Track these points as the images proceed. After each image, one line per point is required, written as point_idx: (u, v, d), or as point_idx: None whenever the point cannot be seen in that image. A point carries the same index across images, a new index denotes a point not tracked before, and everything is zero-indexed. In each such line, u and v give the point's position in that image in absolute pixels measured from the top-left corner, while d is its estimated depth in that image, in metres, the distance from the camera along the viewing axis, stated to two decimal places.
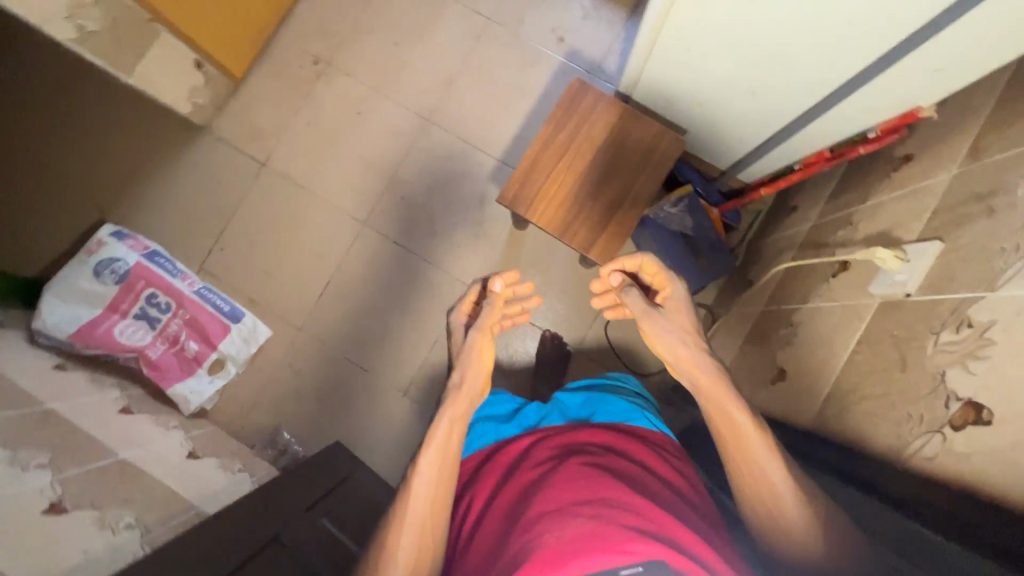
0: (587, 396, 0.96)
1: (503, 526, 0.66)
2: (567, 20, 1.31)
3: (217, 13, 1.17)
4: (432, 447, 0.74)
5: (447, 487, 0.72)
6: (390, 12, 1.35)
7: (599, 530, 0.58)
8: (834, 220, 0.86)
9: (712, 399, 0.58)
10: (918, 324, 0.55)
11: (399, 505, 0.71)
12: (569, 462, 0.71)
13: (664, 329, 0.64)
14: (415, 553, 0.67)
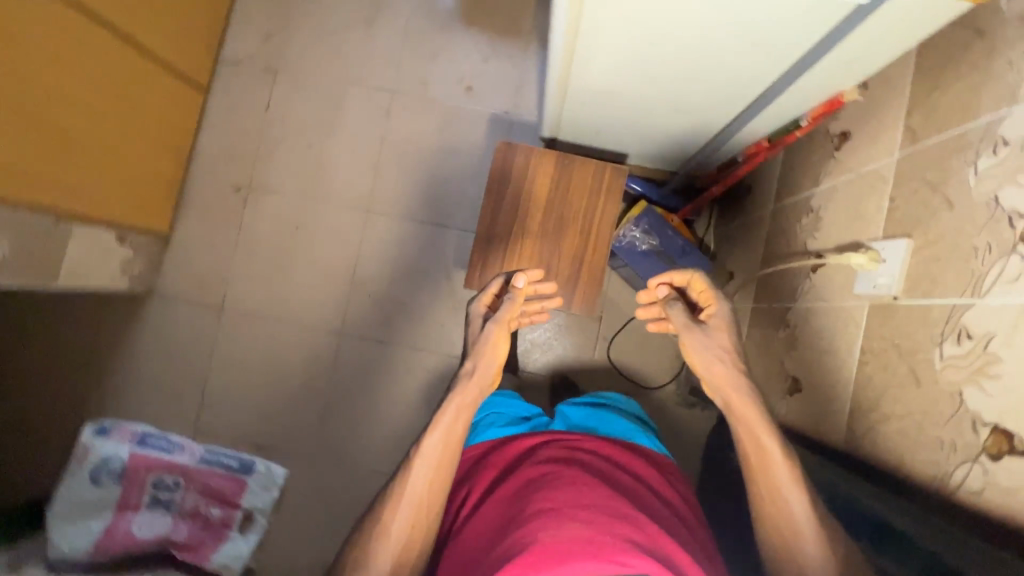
0: (590, 411, 0.98)
1: (502, 517, 0.69)
2: (469, 67, 1.28)
3: (122, 183, 1.12)
4: (439, 433, 0.77)
5: (440, 488, 0.75)
6: (294, 116, 1.31)
7: (595, 534, 0.60)
8: (794, 207, 0.86)
9: (743, 420, 0.60)
10: (916, 332, 0.54)
11: (397, 483, 0.75)
12: (574, 471, 0.73)
13: (706, 350, 0.65)
14: (400, 542, 0.71)
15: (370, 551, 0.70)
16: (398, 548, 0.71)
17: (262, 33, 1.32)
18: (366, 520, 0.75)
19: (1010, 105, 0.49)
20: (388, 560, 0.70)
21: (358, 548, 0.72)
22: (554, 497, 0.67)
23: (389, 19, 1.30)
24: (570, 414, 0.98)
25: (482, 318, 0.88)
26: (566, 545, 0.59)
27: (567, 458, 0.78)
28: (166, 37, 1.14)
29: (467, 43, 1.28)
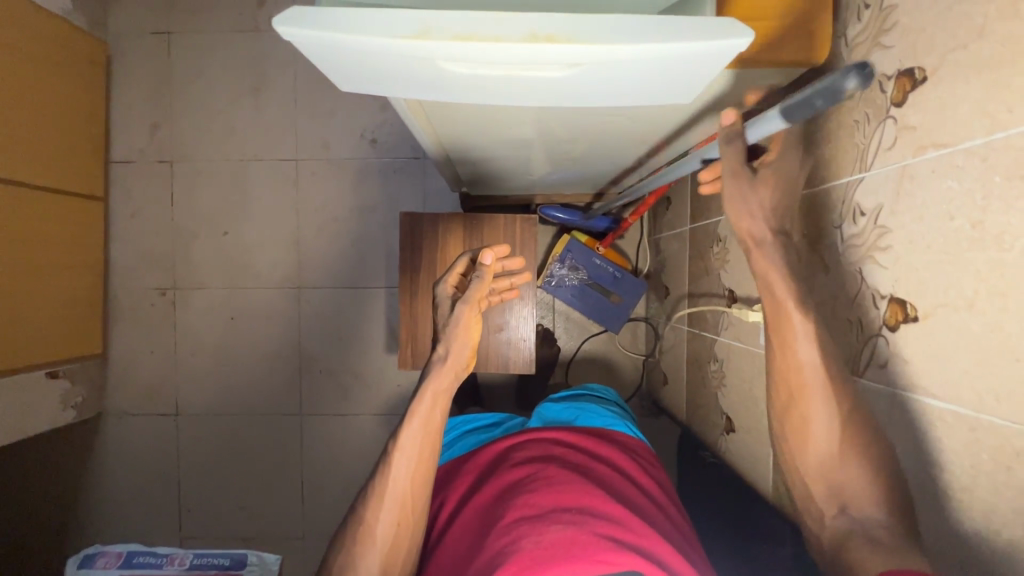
0: (568, 405, 0.97)
1: (483, 524, 0.69)
2: (368, 119, 1.23)
3: (36, 322, 1.07)
4: (416, 424, 0.66)
5: (426, 482, 0.66)
6: (202, 204, 1.25)
7: (579, 536, 0.60)
8: (706, 231, 0.84)
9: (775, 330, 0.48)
10: None
11: (378, 483, 0.64)
12: (550, 470, 0.74)
13: (742, 202, 0.47)
14: (388, 545, 0.63)
15: (355, 560, 0.61)
16: (385, 553, 0.62)
17: (148, 125, 1.25)
18: (347, 525, 0.65)
19: (861, 169, 0.47)
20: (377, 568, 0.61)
21: (341, 554, 0.63)
22: (534, 502, 0.68)
23: (275, 84, 1.24)
24: (546, 410, 0.98)
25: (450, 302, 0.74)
26: (549, 549, 0.58)
27: (545, 455, 0.79)
28: (46, 159, 1.08)
29: (360, 94, 1.22)
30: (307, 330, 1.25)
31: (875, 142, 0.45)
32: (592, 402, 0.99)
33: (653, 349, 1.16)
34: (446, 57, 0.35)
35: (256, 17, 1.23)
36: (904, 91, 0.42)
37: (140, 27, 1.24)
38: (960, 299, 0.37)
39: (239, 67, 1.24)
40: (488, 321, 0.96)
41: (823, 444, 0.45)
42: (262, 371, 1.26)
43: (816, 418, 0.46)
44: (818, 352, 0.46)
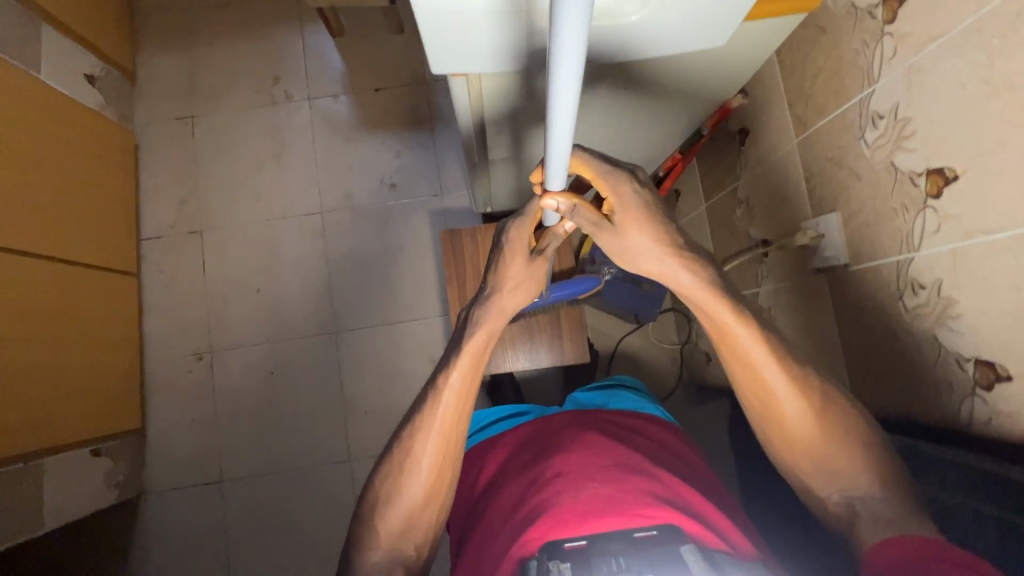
0: (601, 392, 0.94)
1: (520, 482, 0.70)
2: (385, 166, 1.32)
3: (78, 397, 1.07)
4: (466, 359, 0.70)
5: (467, 417, 0.71)
6: (234, 267, 1.29)
7: (614, 495, 0.62)
8: (724, 200, 0.93)
9: (759, 391, 0.58)
10: (877, 292, 0.59)
11: (421, 416, 0.69)
12: (588, 434, 0.74)
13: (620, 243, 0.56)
14: (431, 473, 0.68)
15: (398, 484, 0.68)
16: (426, 481, 0.68)
17: (176, 201, 1.32)
18: (390, 449, 0.71)
19: (869, 83, 0.56)
20: (418, 492, 0.68)
21: (385, 480, 0.69)
22: (573, 459, 0.68)
23: (295, 148, 1.33)
24: (581, 397, 0.94)
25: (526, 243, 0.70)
26: (585, 505, 0.61)
27: (580, 420, 0.79)
28: (82, 239, 1.12)
29: (375, 145, 1.33)
30: (347, 372, 1.26)
31: (878, 58, 0.55)
32: (620, 387, 0.96)
33: (688, 336, 1.21)
34: (542, 6, 0.44)
35: (273, 92, 1.35)
36: (892, 11, 0.52)
37: (164, 115, 1.35)
38: (991, 144, 0.44)
39: (261, 137, 1.34)
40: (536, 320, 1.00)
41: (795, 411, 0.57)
42: (306, 422, 1.24)
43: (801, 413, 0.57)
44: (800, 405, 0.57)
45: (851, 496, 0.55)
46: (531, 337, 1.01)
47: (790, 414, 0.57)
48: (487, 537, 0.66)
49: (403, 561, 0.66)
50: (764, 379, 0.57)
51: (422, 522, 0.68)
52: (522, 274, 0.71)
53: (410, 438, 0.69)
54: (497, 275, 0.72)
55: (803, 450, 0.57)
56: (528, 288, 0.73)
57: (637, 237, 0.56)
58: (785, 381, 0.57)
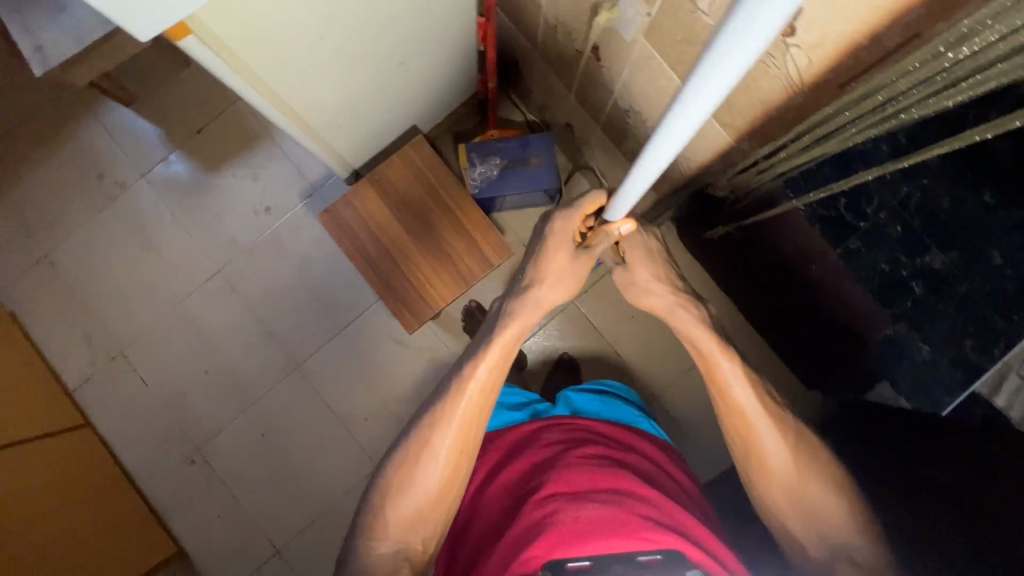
0: (596, 397, 1.00)
1: (514, 500, 0.74)
2: (250, 194, 1.27)
3: (94, 552, 1.04)
4: (497, 351, 0.75)
5: (485, 413, 0.75)
6: (174, 364, 1.25)
7: (617, 514, 0.65)
8: (545, 34, 0.90)
9: (744, 434, 0.70)
10: (680, 16, 0.58)
11: (446, 403, 0.73)
12: (585, 451, 0.79)
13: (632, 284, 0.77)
14: (447, 466, 0.72)
15: (414, 474, 0.71)
16: (441, 476, 0.72)
17: (82, 338, 1.26)
18: (407, 435, 0.74)
19: None
20: (432, 485, 0.71)
21: (400, 468, 0.72)
22: (568, 479, 0.71)
23: (159, 227, 1.28)
24: (574, 397, 1.00)
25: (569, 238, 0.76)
26: (589, 525, 0.63)
27: (571, 437, 0.83)
28: (16, 409, 1.08)
29: (228, 181, 1.27)
30: (330, 395, 1.24)
31: None
32: (614, 396, 1.03)
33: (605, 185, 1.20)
34: None
35: (106, 188, 1.29)
36: None
37: (21, 267, 1.28)
38: None
39: (122, 236, 1.28)
40: (448, 240, 1.00)
41: (785, 453, 0.68)
42: (321, 459, 1.23)
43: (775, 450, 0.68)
44: (784, 455, 0.67)
45: (830, 540, 0.65)
46: (452, 258, 1.00)
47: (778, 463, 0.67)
48: (481, 557, 0.71)
49: (409, 554, 0.70)
50: (758, 432, 0.69)
51: (432, 516, 0.72)
52: (560, 270, 0.77)
53: (428, 430, 0.73)
54: (539, 266, 0.77)
55: (787, 500, 0.67)
56: (565, 286, 0.77)
57: (642, 274, 0.76)
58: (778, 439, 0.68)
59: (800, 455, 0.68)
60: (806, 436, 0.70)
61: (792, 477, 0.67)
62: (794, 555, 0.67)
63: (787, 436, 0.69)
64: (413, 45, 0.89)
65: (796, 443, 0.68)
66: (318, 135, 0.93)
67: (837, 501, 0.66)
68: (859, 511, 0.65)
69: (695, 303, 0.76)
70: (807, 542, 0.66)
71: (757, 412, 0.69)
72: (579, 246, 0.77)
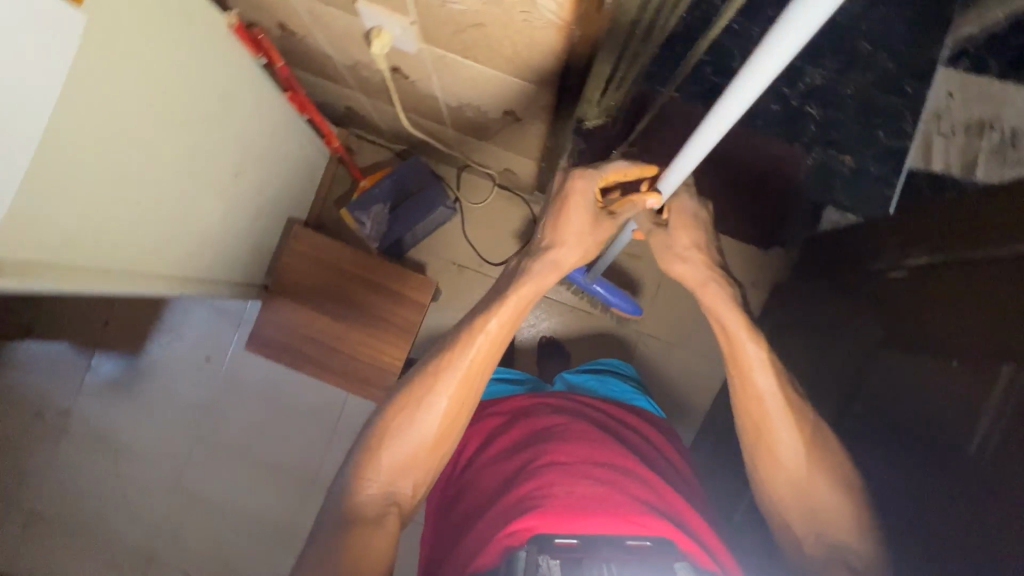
0: (591, 374, 1.05)
1: (507, 466, 0.76)
2: (185, 353, 1.25)
3: None
4: (510, 309, 0.74)
5: (490, 366, 0.75)
6: (201, 544, 1.23)
7: (609, 494, 0.68)
8: (352, 76, 0.88)
9: (759, 426, 0.71)
10: (435, 13, 0.57)
11: (454, 350, 0.73)
12: (585, 429, 0.81)
13: (671, 246, 0.77)
14: (445, 415, 0.73)
15: (415, 417, 0.72)
16: (438, 424, 0.73)
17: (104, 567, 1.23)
18: (412, 374, 0.75)
19: None
20: (428, 432, 0.72)
21: (401, 410, 0.73)
22: (567, 451, 0.74)
23: (118, 428, 1.25)
24: (570, 376, 1.04)
25: (599, 211, 0.74)
26: (582, 501, 0.66)
27: (574, 413, 0.86)
28: None
29: (158, 354, 1.25)
30: None
31: None
32: (608, 374, 1.07)
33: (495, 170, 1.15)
34: None
35: (49, 421, 1.25)
36: None
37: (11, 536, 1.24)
38: None
39: (88, 455, 1.25)
40: (376, 304, 1.00)
41: (793, 442, 0.69)
42: None
43: (783, 439, 0.70)
44: (797, 446, 0.69)
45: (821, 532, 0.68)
46: (387, 317, 1.00)
47: (786, 458, 0.69)
48: (473, 516, 0.73)
49: (396, 498, 0.71)
50: (774, 419, 0.70)
51: (424, 462, 0.73)
52: (585, 232, 0.75)
53: (434, 373, 0.73)
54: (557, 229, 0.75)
55: (786, 489, 0.70)
56: (585, 248, 0.76)
57: (682, 240, 0.77)
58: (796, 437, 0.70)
59: (813, 447, 0.69)
60: (820, 425, 0.72)
61: (799, 464, 0.69)
62: (790, 551, 0.71)
63: (805, 425, 0.71)
64: (239, 153, 0.87)
65: (812, 436, 0.70)
66: (199, 278, 0.92)
67: (837, 494, 0.69)
68: (853, 496, 0.69)
69: (732, 286, 0.77)
70: (804, 540, 0.69)
71: (781, 406, 0.70)
72: (603, 210, 0.74)
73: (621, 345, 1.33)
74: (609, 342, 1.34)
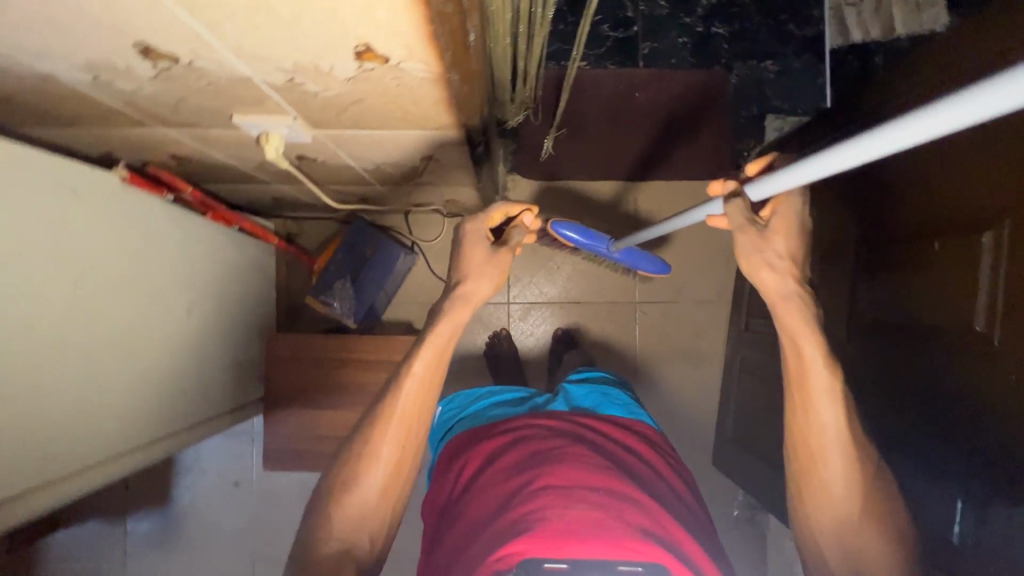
0: (589, 389, 1.04)
1: (501, 489, 0.75)
2: (211, 485, 1.24)
3: None
4: (431, 350, 0.76)
5: (427, 404, 0.78)
6: None
7: (603, 518, 0.67)
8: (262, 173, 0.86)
9: (811, 451, 0.69)
10: (311, 103, 0.55)
11: (387, 397, 0.76)
12: (582, 451, 0.80)
13: (762, 254, 0.67)
14: (390, 462, 0.75)
15: (360, 472, 0.74)
16: (383, 473, 0.75)
17: None
18: (357, 428, 0.77)
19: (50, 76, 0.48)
20: (375, 483, 0.74)
21: (348, 464, 0.75)
22: (563, 475, 0.74)
23: None
24: (572, 390, 1.04)
25: (483, 241, 0.81)
26: (574, 526, 0.66)
27: (573, 433, 0.85)
28: None
29: (185, 495, 1.24)
30: None
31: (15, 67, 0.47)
32: (606, 388, 1.06)
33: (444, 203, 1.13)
34: None
35: None
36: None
37: None
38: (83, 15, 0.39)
39: None
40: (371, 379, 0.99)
41: (843, 465, 0.67)
42: None
43: (834, 469, 0.68)
44: (845, 478, 0.67)
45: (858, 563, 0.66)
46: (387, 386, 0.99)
47: (835, 494, 0.68)
48: (465, 544, 0.72)
49: (355, 554, 0.71)
50: (829, 442, 0.68)
51: (377, 512, 0.74)
52: (481, 259, 0.80)
53: (375, 423, 0.76)
54: (462, 263, 0.80)
55: (828, 516, 0.68)
56: (489, 274, 0.79)
57: (779, 245, 0.67)
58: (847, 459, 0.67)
59: (864, 478, 0.68)
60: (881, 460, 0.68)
61: (843, 487, 0.68)
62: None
63: (862, 454, 0.68)
64: (180, 289, 0.85)
65: (865, 472, 0.68)
66: (192, 423, 0.90)
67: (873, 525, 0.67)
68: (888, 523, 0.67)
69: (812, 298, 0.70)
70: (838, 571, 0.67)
71: (843, 437, 0.68)
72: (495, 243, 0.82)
73: (621, 329, 1.33)
74: (610, 330, 1.33)
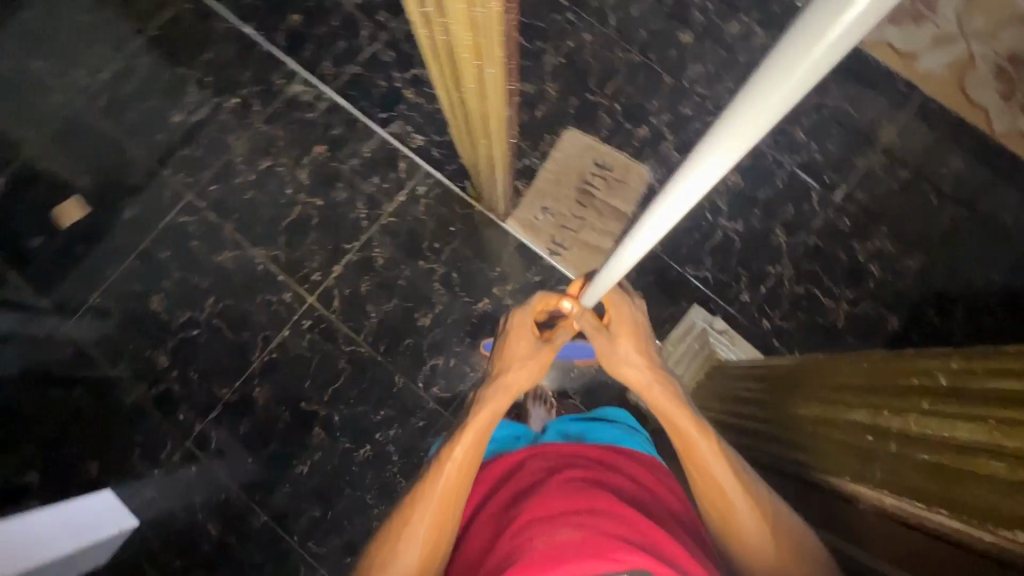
0: (584, 426, 1.01)
1: (495, 532, 0.78)
2: None
3: None
4: (471, 435, 0.88)
5: (468, 468, 0.86)
6: None
7: (588, 536, 0.66)
8: None
9: (703, 473, 0.78)
10: None
11: (433, 471, 0.87)
12: (564, 475, 0.80)
13: (610, 347, 0.90)
14: (429, 536, 0.83)
15: (394, 551, 0.83)
16: (419, 549, 0.82)
17: None
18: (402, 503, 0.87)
19: None
20: (416, 558, 0.82)
21: (386, 542, 0.84)
22: (549, 505, 0.73)
23: None
24: (563, 426, 1.02)
25: (532, 336, 0.98)
26: (560, 549, 0.65)
27: (559, 462, 0.85)
28: None
29: None
30: None
31: None
32: (604, 420, 1.04)
33: None
34: None
35: None
36: None
37: None
38: None
39: None
40: None
41: (741, 504, 0.75)
42: None
43: (728, 485, 0.76)
44: (751, 519, 0.74)
45: None
46: None
47: (740, 518, 0.74)
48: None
49: None
50: (717, 475, 0.77)
51: None
52: (526, 355, 0.96)
53: (413, 508, 0.85)
54: (504, 365, 0.96)
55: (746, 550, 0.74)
56: (527, 367, 0.95)
57: (622, 347, 0.89)
58: (736, 487, 0.76)
59: (777, 532, 0.73)
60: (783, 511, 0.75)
61: (755, 541, 0.74)
62: None
63: (745, 479, 0.77)
64: None
65: (766, 508, 0.75)
66: None
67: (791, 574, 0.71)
68: None
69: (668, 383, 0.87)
70: None
71: (738, 485, 0.76)
72: (544, 336, 0.99)
73: None
74: None
